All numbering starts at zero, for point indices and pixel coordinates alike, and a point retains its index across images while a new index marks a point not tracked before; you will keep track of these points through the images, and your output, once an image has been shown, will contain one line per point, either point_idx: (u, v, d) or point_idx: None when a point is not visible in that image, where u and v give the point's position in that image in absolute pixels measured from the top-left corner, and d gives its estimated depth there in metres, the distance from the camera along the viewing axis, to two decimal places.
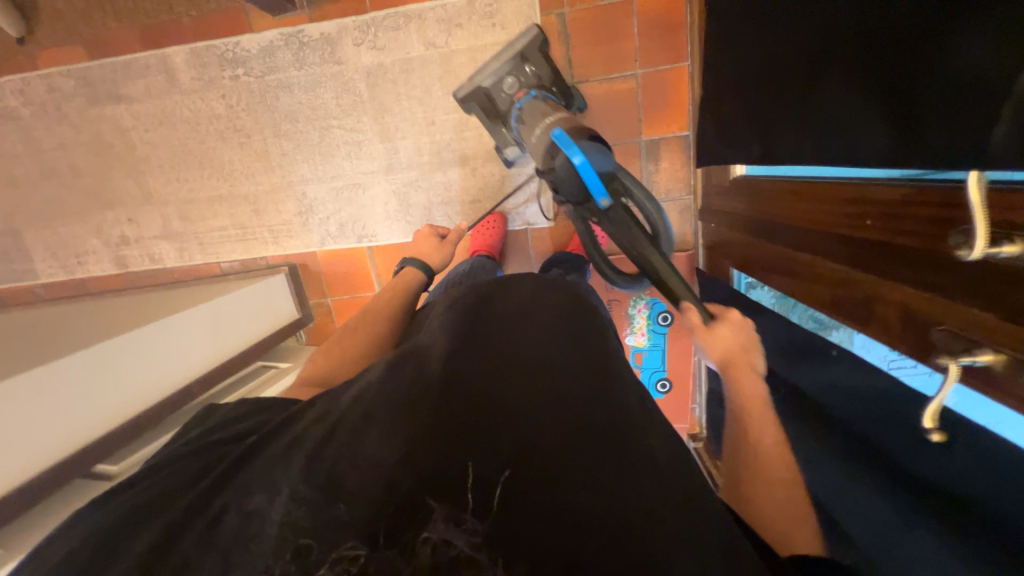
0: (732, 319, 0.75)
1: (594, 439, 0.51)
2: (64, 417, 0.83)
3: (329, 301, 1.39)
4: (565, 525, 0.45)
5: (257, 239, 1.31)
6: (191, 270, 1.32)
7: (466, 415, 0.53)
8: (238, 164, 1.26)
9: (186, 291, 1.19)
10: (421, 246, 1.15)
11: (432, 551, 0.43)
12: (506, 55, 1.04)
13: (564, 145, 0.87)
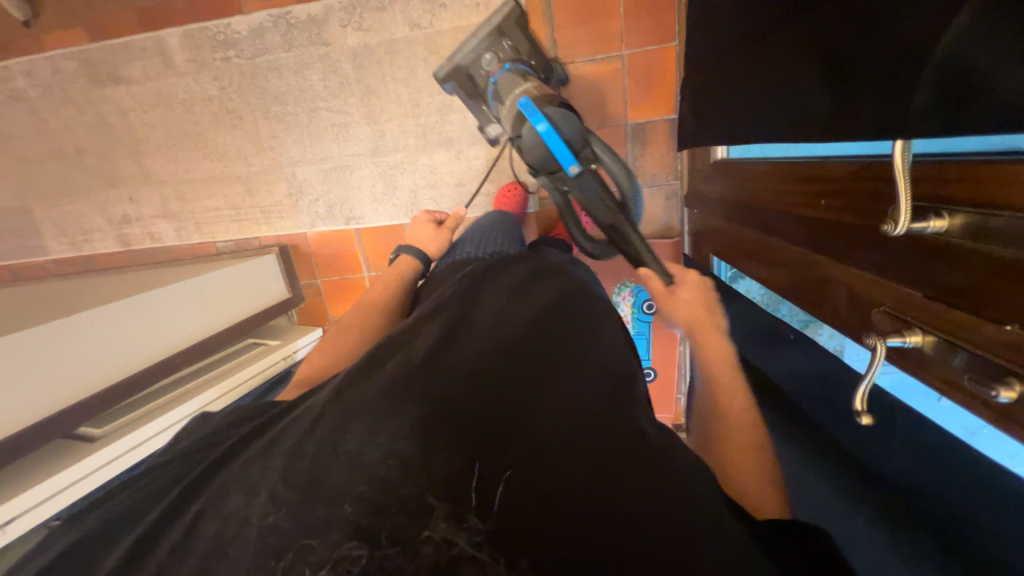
0: (691, 280, 0.73)
1: (553, 445, 0.44)
2: (55, 376, 0.84)
3: (320, 282, 1.43)
4: (540, 539, 0.38)
5: (248, 219, 1.38)
6: (188, 248, 1.44)
7: (406, 409, 0.48)
8: (231, 145, 1.32)
9: (183, 271, 1.31)
10: (418, 236, 1.03)
11: (434, 550, 0.39)
12: (482, 29, 0.96)
13: (529, 112, 0.83)
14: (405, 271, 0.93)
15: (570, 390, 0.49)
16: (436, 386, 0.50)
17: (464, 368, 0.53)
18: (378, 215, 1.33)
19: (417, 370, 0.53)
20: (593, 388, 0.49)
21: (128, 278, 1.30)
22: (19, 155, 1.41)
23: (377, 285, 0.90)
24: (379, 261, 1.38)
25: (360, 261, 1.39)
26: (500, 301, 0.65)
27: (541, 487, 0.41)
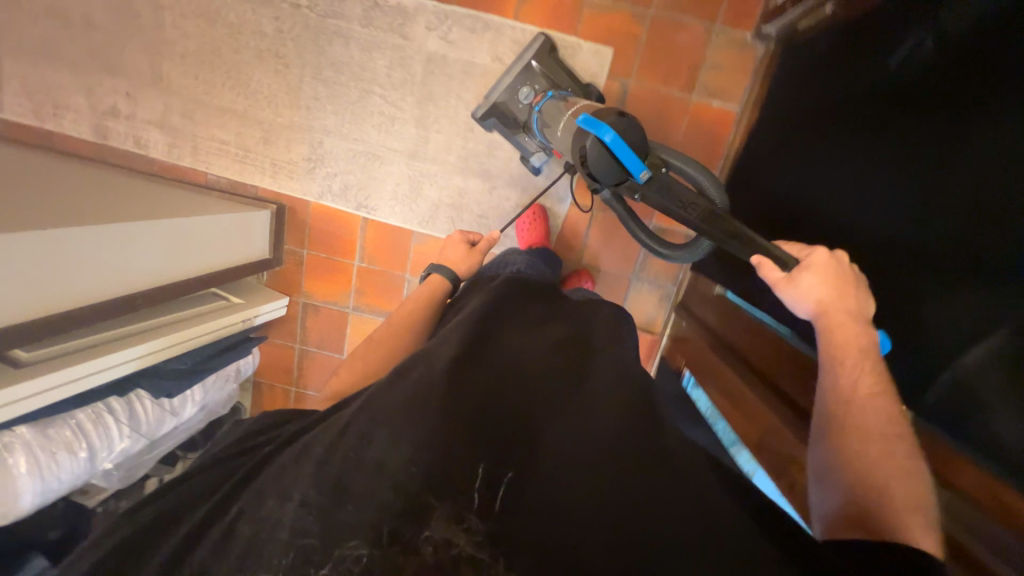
0: (817, 261, 0.64)
1: (554, 464, 0.48)
2: (44, 278, 0.76)
3: (305, 253, 1.36)
4: (536, 547, 0.43)
5: (254, 166, 1.30)
6: (173, 168, 1.32)
7: (422, 415, 0.50)
8: (265, 88, 1.24)
9: (165, 194, 1.19)
10: (449, 254, 1.02)
11: (432, 550, 0.43)
12: (516, 68, 1.08)
13: (592, 125, 0.72)
14: (434, 292, 0.93)
15: (581, 412, 0.54)
16: (456, 393, 0.53)
17: (480, 378, 0.56)
18: (391, 214, 1.30)
19: (439, 376, 0.55)
20: (601, 413, 0.53)
21: (95, 175, 1.16)
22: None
23: (408, 305, 0.90)
24: (374, 256, 1.35)
25: (356, 249, 1.35)
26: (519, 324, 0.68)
27: (540, 501, 0.46)
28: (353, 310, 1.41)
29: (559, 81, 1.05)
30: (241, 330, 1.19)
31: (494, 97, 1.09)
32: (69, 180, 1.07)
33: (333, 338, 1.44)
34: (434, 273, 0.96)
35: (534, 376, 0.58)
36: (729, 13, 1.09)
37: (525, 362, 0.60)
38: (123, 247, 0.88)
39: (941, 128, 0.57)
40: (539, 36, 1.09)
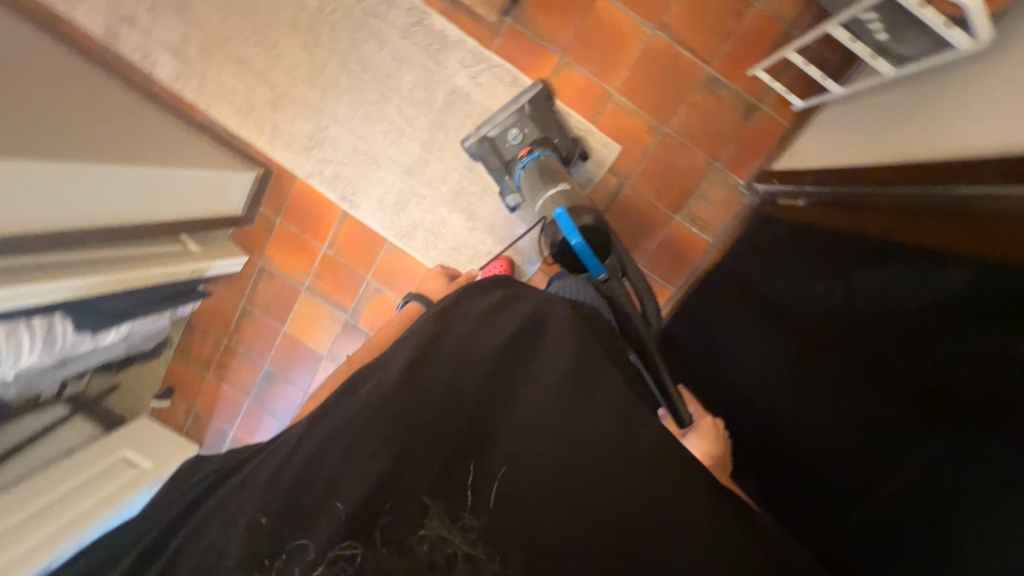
0: (704, 429, 0.92)
1: (518, 462, 0.57)
2: (24, 205, 0.80)
3: (276, 221, 1.38)
4: (525, 545, 0.53)
5: (254, 124, 1.30)
6: (172, 95, 1.30)
7: (376, 433, 0.56)
8: (290, 58, 1.24)
9: (161, 120, 1.19)
10: (427, 284, 1.11)
11: (427, 548, 0.53)
12: (510, 108, 1.13)
13: (564, 226, 0.85)
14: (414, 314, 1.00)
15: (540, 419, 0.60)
16: (402, 414, 0.57)
17: (433, 389, 0.59)
18: (371, 217, 1.33)
19: (390, 391, 0.58)
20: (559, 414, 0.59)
21: (92, 76, 1.13)
22: None
23: (387, 328, 0.96)
24: (343, 248, 1.38)
25: (327, 235, 1.38)
26: (476, 328, 0.67)
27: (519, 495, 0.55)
28: (306, 289, 1.44)
29: (546, 134, 1.10)
30: (188, 279, 1.22)
31: (481, 133, 1.13)
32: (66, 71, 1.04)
33: (279, 307, 1.47)
34: (412, 301, 1.02)
35: (490, 379, 0.62)
36: (732, 158, 1.16)
37: (488, 373, 0.62)
38: (106, 186, 0.92)
39: (943, 328, 0.55)
40: (538, 83, 1.14)
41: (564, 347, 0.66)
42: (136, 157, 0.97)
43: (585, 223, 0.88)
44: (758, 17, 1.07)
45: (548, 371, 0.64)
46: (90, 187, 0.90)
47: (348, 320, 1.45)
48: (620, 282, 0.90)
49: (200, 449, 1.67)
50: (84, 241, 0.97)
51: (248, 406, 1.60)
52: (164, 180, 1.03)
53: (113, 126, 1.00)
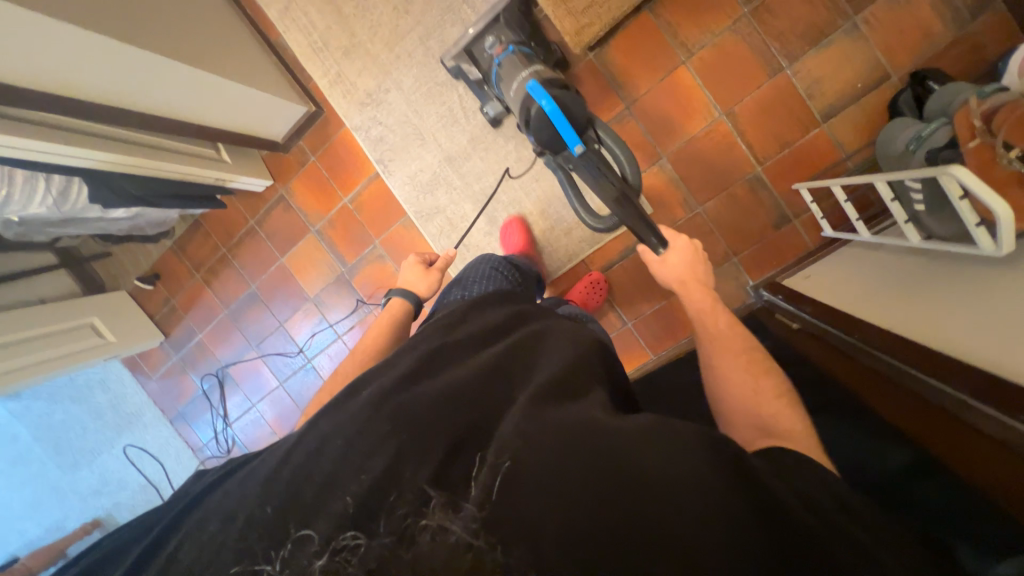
0: (678, 244, 0.96)
1: (520, 443, 0.51)
2: (80, 68, 0.83)
3: (310, 159, 1.41)
4: (528, 531, 0.46)
5: (320, 62, 1.32)
6: (256, 9, 1.33)
7: (375, 428, 0.55)
8: (376, 14, 1.27)
9: (235, 30, 1.22)
10: (409, 277, 1.07)
11: (430, 537, 0.48)
12: (486, 18, 1.09)
13: (535, 93, 0.90)
14: (395, 313, 0.98)
15: (527, 405, 0.55)
16: (410, 402, 0.57)
17: (422, 398, 0.58)
18: (398, 188, 1.36)
19: (370, 395, 0.59)
20: (550, 409, 0.55)
21: None
22: None
23: (376, 330, 0.94)
24: (362, 205, 1.41)
25: (352, 189, 1.41)
26: (474, 348, 0.69)
27: (522, 487, 0.48)
28: (315, 231, 1.46)
29: (522, 40, 1.05)
30: (208, 183, 1.24)
31: (461, 48, 1.11)
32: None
33: (284, 239, 1.50)
34: (393, 297, 1.00)
35: (484, 376, 0.61)
36: (751, 256, 1.19)
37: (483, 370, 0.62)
38: (164, 78, 0.95)
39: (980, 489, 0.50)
40: None
41: (559, 355, 0.66)
42: (201, 60, 1.00)
43: (560, 90, 0.91)
44: (821, 136, 1.09)
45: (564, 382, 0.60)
46: (148, 75, 0.92)
47: (345, 273, 1.48)
48: (595, 149, 0.93)
49: (164, 340, 1.71)
50: (130, 124, 0.99)
51: (223, 319, 1.63)
52: (218, 89, 1.06)
53: (188, 23, 1.02)
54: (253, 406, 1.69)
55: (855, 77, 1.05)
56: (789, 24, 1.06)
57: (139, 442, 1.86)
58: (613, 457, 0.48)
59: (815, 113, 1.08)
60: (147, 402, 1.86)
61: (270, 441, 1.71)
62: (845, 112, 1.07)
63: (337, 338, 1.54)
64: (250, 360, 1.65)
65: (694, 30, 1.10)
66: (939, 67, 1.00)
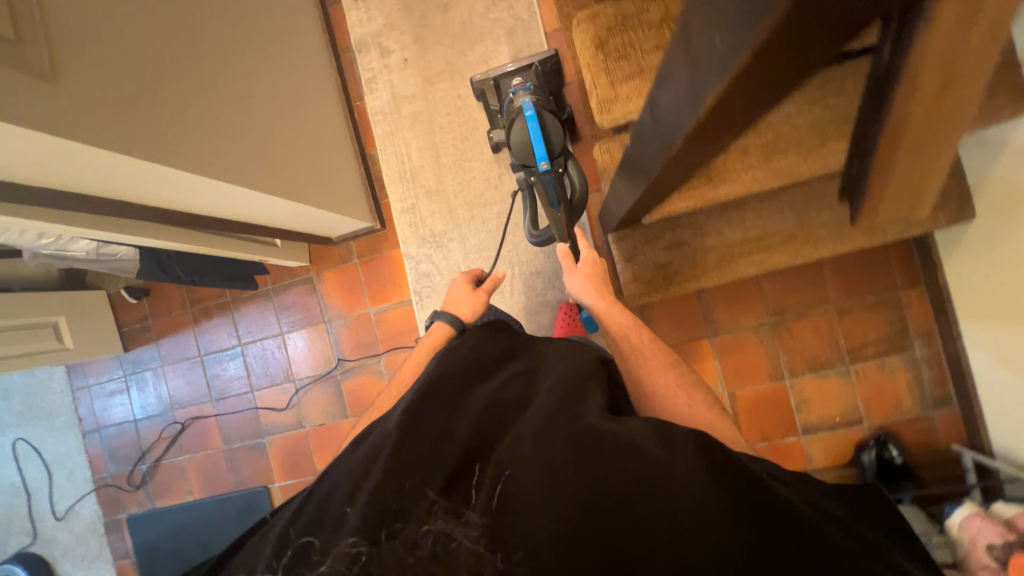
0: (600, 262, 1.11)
1: (515, 464, 0.55)
2: (191, 198, 0.85)
3: (353, 260, 1.45)
4: (517, 535, 0.50)
5: (402, 189, 1.41)
6: (364, 119, 1.43)
7: (379, 457, 0.59)
8: (467, 176, 1.38)
9: (337, 142, 1.28)
10: (457, 295, 1.11)
11: (432, 541, 0.50)
12: (520, 64, 1.23)
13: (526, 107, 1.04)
14: (437, 336, 1.03)
15: (527, 428, 0.60)
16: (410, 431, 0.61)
17: (420, 435, 0.60)
18: (424, 322, 1.40)
19: (388, 424, 0.65)
20: (552, 428, 0.58)
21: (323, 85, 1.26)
22: None
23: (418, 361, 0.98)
24: (383, 321, 1.44)
25: (381, 303, 1.44)
26: (473, 377, 0.73)
27: (517, 497, 0.52)
28: (327, 322, 1.48)
29: (540, 83, 1.18)
30: (250, 260, 1.23)
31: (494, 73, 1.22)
32: (300, 80, 1.16)
33: (295, 316, 1.50)
34: (438, 320, 1.05)
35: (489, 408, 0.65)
36: None
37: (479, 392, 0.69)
38: (259, 205, 0.98)
39: None
40: (551, 52, 1.25)
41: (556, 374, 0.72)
42: (298, 193, 1.04)
43: (546, 112, 1.05)
44: (796, 445, 1.25)
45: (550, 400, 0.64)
46: (247, 203, 0.95)
47: (339, 371, 1.47)
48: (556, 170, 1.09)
49: (120, 354, 1.61)
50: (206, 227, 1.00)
51: (196, 358, 1.58)
52: (300, 209, 1.09)
53: (296, 145, 1.06)
54: (182, 456, 1.58)
55: (836, 411, 1.22)
56: (799, 346, 1.23)
57: (32, 440, 1.67)
58: (604, 471, 0.52)
59: (798, 422, 1.24)
60: (67, 404, 1.66)
61: (183, 500, 1.58)
62: (821, 434, 1.23)
63: (304, 429, 1.50)
64: (203, 409, 1.58)
65: (726, 315, 1.25)
66: (900, 432, 1.19)
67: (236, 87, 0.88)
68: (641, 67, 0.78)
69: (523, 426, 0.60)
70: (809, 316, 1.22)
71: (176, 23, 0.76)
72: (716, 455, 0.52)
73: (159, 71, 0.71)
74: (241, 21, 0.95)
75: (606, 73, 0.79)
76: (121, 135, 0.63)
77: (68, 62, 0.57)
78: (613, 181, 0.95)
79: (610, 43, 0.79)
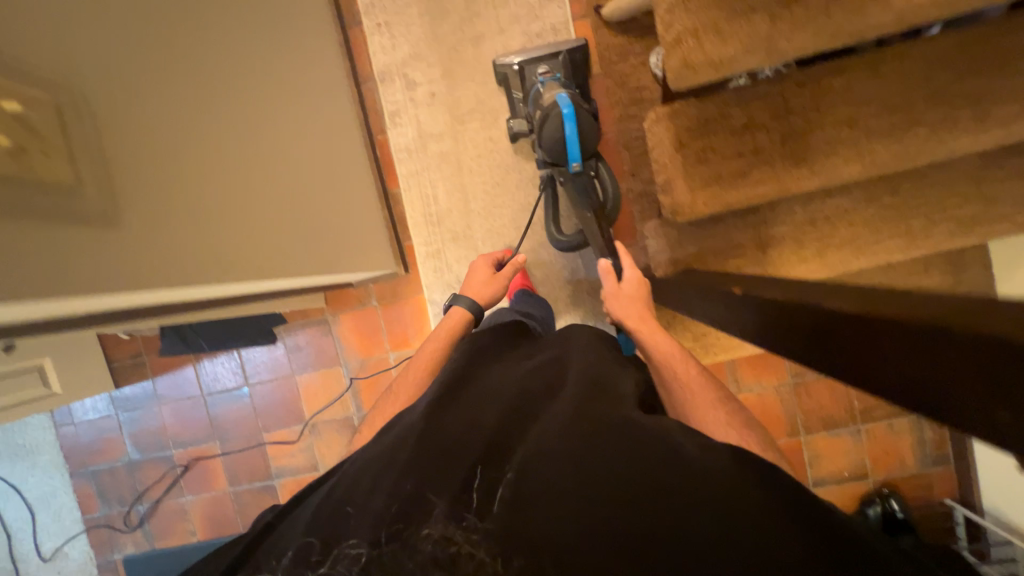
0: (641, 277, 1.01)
1: (531, 463, 0.60)
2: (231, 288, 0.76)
3: (372, 303, 1.39)
4: (522, 543, 0.54)
5: (427, 233, 1.34)
6: (387, 154, 1.34)
7: (397, 459, 0.65)
8: (497, 222, 1.33)
9: (359, 183, 1.18)
10: (477, 280, 1.11)
11: (434, 543, 0.56)
12: (548, 49, 1.18)
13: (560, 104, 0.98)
14: (455, 322, 1.02)
15: (548, 431, 0.63)
16: (428, 437, 0.67)
17: (450, 433, 0.67)
18: None
19: (410, 421, 0.71)
20: (566, 426, 0.63)
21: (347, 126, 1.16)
22: None
23: (439, 343, 0.98)
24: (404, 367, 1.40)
25: (402, 348, 1.39)
26: (503, 372, 0.82)
27: (526, 499, 0.57)
28: (344, 365, 1.42)
29: (568, 74, 1.14)
30: (263, 315, 1.12)
31: (521, 56, 1.18)
32: (323, 123, 1.05)
33: (308, 358, 1.43)
34: (457, 305, 1.04)
35: (512, 411, 0.71)
36: None
37: (505, 390, 0.75)
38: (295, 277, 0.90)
39: None
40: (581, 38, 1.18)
41: (574, 369, 0.77)
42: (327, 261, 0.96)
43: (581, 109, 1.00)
44: None
45: (569, 398, 0.69)
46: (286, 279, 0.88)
47: (355, 415, 1.43)
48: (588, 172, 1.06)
49: (111, 392, 1.51)
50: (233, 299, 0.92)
51: (197, 397, 1.50)
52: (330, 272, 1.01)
53: (324, 211, 0.98)
54: (184, 497, 1.51)
55: (844, 466, 1.30)
56: (816, 405, 1.29)
57: (10, 479, 1.54)
58: (611, 471, 0.56)
59: (809, 476, 1.31)
60: (51, 441, 1.54)
61: (186, 542, 1.52)
62: (829, 487, 1.31)
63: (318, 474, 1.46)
64: (206, 450, 1.50)
65: (749, 374, 1.29)
66: (900, 487, 1.28)
67: (256, 138, 0.77)
68: (719, 173, 0.75)
69: (543, 430, 0.64)
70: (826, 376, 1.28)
71: (211, 112, 0.67)
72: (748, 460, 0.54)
73: (203, 178, 0.62)
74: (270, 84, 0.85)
75: (686, 176, 0.76)
76: (167, 253, 0.54)
77: (125, 200, 0.49)
78: (673, 276, 0.95)
79: (691, 145, 0.75)
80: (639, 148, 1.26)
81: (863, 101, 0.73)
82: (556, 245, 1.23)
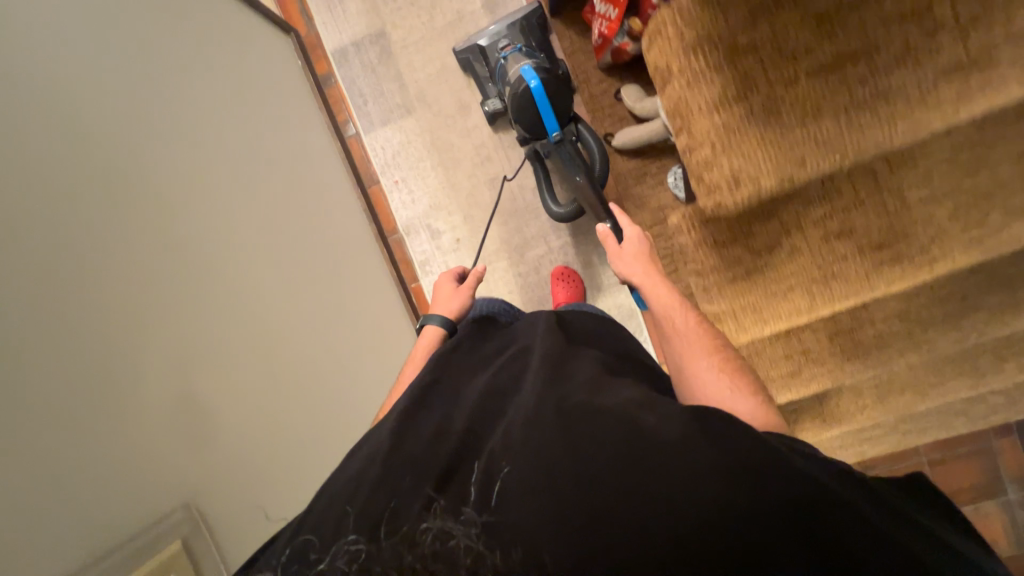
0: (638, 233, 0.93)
1: (512, 454, 0.56)
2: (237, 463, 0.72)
3: None
4: (521, 537, 0.51)
5: None
6: (423, 300, 1.38)
7: (374, 475, 0.60)
8: None
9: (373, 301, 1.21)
10: (444, 298, 0.98)
11: (432, 538, 0.54)
12: (503, 22, 1.18)
13: (528, 73, 0.99)
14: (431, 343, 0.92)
15: (517, 419, 0.60)
16: (406, 448, 0.63)
17: (421, 437, 0.64)
18: None
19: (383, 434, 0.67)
20: (546, 411, 0.59)
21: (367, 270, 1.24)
22: (467, 122, 1.30)
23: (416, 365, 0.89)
24: None
25: None
26: (476, 373, 0.76)
27: (513, 492, 0.54)
28: None
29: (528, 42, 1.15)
30: None
31: (477, 37, 1.19)
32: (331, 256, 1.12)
33: None
34: (430, 326, 0.93)
35: (487, 399, 0.67)
36: None
37: (477, 388, 0.70)
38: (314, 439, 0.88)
39: None
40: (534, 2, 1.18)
41: (546, 350, 0.71)
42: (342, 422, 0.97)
43: (548, 74, 1.01)
44: None
45: (543, 381, 0.64)
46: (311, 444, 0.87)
47: None
48: (569, 140, 1.05)
49: None
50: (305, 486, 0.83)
51: None
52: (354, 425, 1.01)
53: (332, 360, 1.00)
54: None
55: None
56: None
57: None
58: (598, 450, 0.53)
59: None
60: None
61: None
62: None
63: None
64: None
65: None
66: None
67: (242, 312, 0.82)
68: (773, 376, 0.85)
69: (516, 415, 0.61)
70: (900, 466, 1.23)
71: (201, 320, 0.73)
72: (716, 423, 0.52)
73: (200, 403, 0.68)
74: (319, 297, 1.02)
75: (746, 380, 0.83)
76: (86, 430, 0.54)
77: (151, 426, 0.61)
78: None
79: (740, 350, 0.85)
80: (669, 265, 1.25)
81: (903, 300, 0.77)
82: (551, 216, 1.19)
